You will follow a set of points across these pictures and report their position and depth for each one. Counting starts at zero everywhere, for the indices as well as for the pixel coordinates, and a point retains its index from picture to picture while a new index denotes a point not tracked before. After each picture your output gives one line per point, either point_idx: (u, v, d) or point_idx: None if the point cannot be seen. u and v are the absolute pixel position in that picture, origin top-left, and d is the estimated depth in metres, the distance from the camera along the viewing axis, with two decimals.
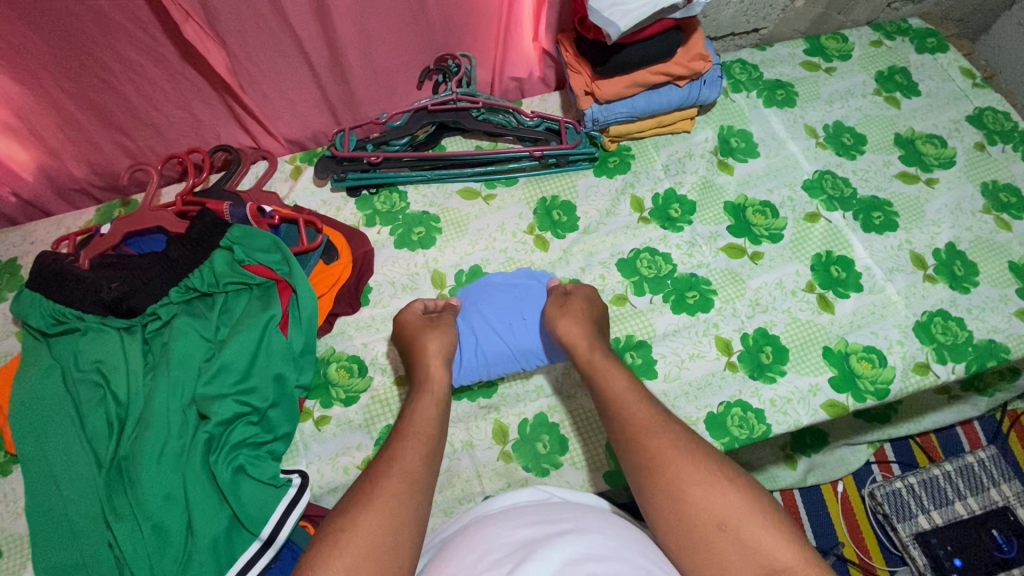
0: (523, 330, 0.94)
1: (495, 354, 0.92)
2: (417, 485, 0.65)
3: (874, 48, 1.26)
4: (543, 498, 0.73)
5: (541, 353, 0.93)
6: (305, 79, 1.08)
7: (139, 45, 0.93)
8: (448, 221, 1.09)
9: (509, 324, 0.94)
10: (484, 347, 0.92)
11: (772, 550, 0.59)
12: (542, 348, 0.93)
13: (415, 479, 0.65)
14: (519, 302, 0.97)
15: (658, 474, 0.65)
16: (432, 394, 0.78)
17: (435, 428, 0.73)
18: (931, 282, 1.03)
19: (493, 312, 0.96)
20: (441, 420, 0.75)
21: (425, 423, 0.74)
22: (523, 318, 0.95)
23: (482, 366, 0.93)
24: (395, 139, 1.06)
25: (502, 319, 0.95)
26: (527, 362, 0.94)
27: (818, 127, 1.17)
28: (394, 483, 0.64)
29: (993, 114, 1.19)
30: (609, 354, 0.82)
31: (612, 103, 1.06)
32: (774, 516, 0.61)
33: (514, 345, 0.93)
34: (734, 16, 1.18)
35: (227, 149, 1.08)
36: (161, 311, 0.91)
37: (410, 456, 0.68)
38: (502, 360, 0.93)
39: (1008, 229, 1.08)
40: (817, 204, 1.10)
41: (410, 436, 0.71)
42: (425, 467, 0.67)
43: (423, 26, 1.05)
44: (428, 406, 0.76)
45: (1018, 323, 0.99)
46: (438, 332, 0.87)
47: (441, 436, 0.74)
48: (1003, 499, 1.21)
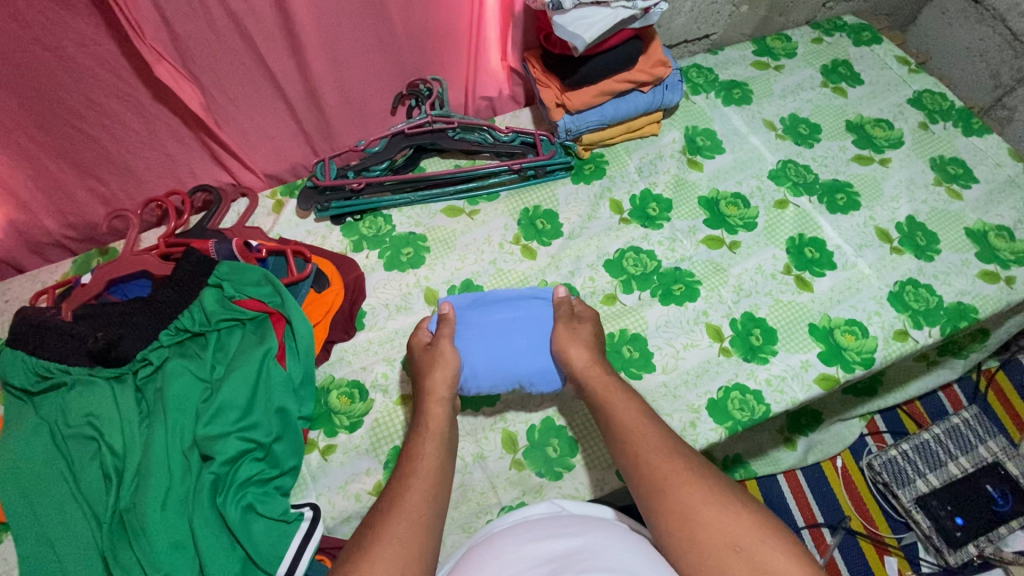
0: (524, 350, 0.89)
1: (494, 371, 0.88)
2: (419, 524, 0.66)
3: (815, 45, 1.35)
4: (554, 511, 0.74)
5: (545, 371, 0.89)
6: (280, 112, 1.09)
7: (111, 91, 0.94)
8: (435, 239, 1.10)
9: (512, 347, 0.89)
10: (487, 363, 0.88)
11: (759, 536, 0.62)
12: (541, 374, 0.89)
13: (420, 518, 0.67)
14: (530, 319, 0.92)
15: (677, 512, 0.66)
16: (438, 433, 0.79)
17: (439, 467, 0.74)
18: (898, 254, 1.09)
19: (499, 335, 0.90)
20: (446, 459, 0.76)
21: (432, 457, 0.75)
22: (527, 341, 0.90)
23: (481, 378, 0.88)
24: (375, 164, 1.08)
25: (505, 343, 0.89)
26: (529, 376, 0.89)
27: (775, 120, 1.23)
28: (400, 522, 0.66)
29: (931, 95, 1.29)
30: None
31: (583, 112, 1.10)
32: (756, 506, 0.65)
33: (514, 360, 0.88)
34: (686, 24, 1.25)
35: (206, 188, 1.07)
36: (152, 355, 0.89)
37: (415, 504, 0.68)
38: (502, 374, 0.88)
39: (959, 199, 1.16)
40: (784, 191, 1.15)
41: (415, 476, 0.72)
42: (426, 508, 0.68)
43: (392, 52, 1.08)
44: (428, 446, 0.76)
45: (981, 284, 1.07)
46: (428, 364, 0.86)
47: (447, 475, 0.74)
48: (992, 455, 1.26)
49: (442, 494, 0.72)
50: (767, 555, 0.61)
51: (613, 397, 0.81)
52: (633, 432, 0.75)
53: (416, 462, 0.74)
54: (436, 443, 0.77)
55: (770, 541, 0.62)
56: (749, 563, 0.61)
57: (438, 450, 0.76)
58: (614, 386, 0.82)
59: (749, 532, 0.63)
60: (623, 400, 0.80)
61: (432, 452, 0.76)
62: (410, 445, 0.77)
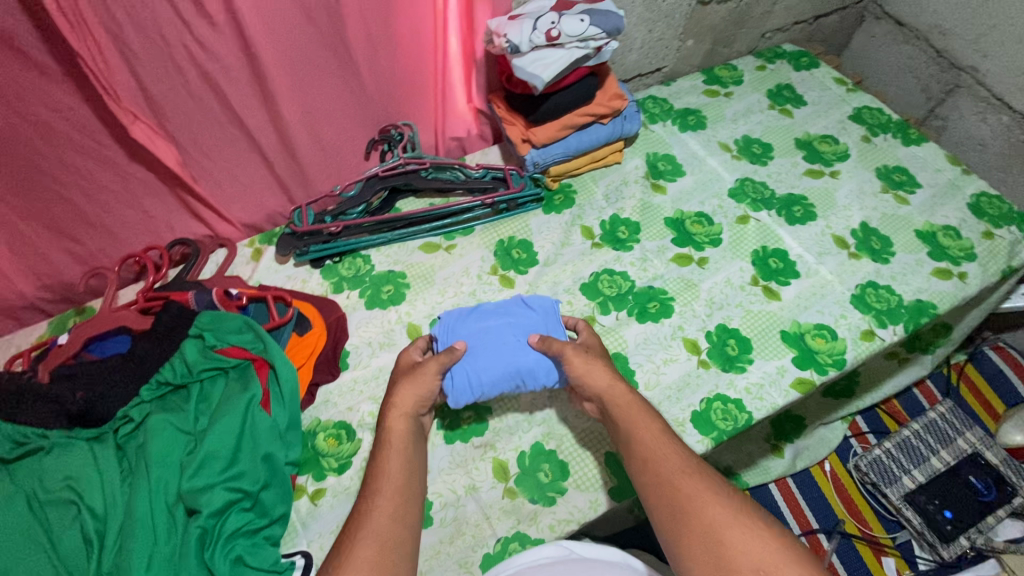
0: (511, 353, 0.93)
1: (488, 374, 0.91)
2: (391, 543, 0.69)
3: (760, 71, 1.45)
4: (563, 555, 0.79)
5: (540, 364, 0.92)
6: (255, 162, 1.12)
7: (87, 152, 0.95)
8: (414, 275, 1.12)
9: (500, 347, 0.93)
10: (481, 369, 0.91)
11: (786, 563, 0.64)
12: (536, 368, 0.92)
13: (394, 538, 0.70)
14: (516, 322, 0.97)
15: (700, 533, 0.68)
16: (403, 444, 0.80)
17: (408, 478, 0.77)
18: (856, 259, 1.15)
19: (485, 345, 0.94)
20: (417, 472, 0.79)
21: (398, 472, 0.77)
22: (516, 340, 0.95)
23: (480, 385, 0.91)
24: (352, 208, 1.11)
25: (491, 351, 0.93)
26: (526, 372, 0.92)
27: (729, 142, 1.31)
28: (369, 545, 0.68)
29: (870, 111, 1.39)
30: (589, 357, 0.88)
31: (548, 146, 1.16)
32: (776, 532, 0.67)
33: (508, 361, 0.92)
34: (638, 60, 1.33)
35: (183, 241, 1.10)
36: (133, 412, 0.88)
37: (386, 520, 0.71)
38: (499, 375, 0.91)
39: (906, 203, 1.24)
40: (744, 208, 1.21)
41: (382, 492, 0.74)
42: (397, 524, 0.71)
43: (361, 100, 1.13)
44: (393, 458, 0.78)
45: (936, 281, 1.13)
46: (404, 378, 0.87)
47: (417, 485, 0.77)
48: (970, 446, 1.29)
49: (413, 506, 0.75)
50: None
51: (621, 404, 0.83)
52: (654, 450, 0.77)
53: (384, 475, 0.76)
54: (402, 456, 0.79)
55: (794, 570, 0.63)
56: None
57: (405, 462, 0.78)
58: (624, 398, 0.83)
59: (775, 555, 0.65)
60: (629, 413, 0.82)
61: (400, 465, 0.78)
62: (376, 461, 0.78)
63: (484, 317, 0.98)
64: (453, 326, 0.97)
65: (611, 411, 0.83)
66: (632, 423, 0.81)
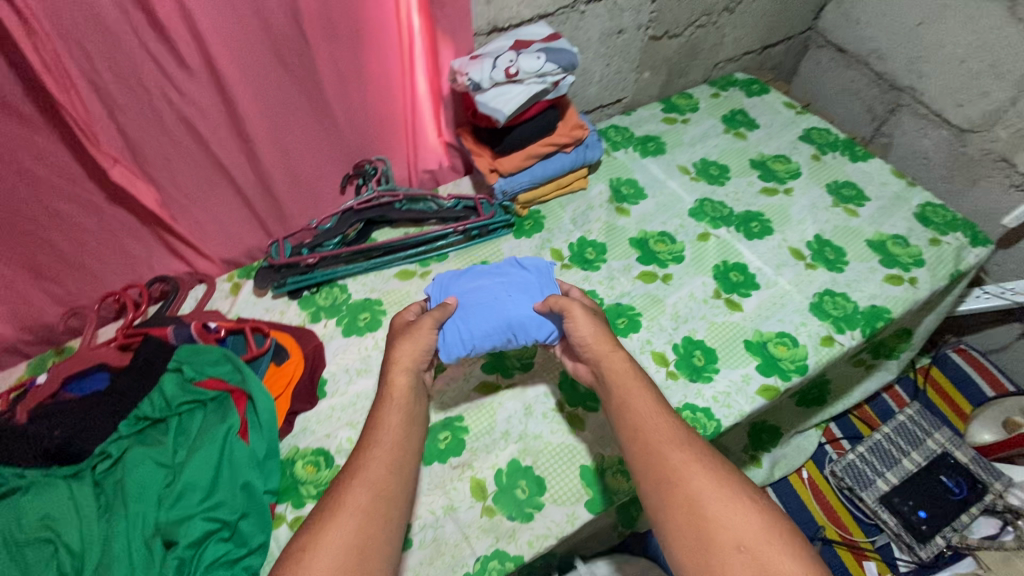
0: (502, 306, 0.97)
1: (481, 327, 0.95)
2: (383, 495, 0.72)
3: (714, 99, 1.54)
4: None
5: (533, 318, 0.96)
6: (233, 200, 1.17)
7: (69, 197, 0.99)
8: (390, 302, 1.15)
9: (493, 303, 0.97)
10: (474, 322, 0.95)
11: (772, 546, 0.65)
12: (529, 322, 0.96)
13: (384, 490, 0.72)
14: (510, 280, 1.01)
15: (683, 503, 0.70)
16: (403, 402, 0.82)
17: (405, 435, 0.79)
18: (812, 269, 1.21)
19: (476, 301, 0.98)
20: (415, 430, 0.81)
21: (397, 427, 0.79)
22: (510, 296, 0.99)
23: (473, 338, 0.95)
24: (328, 239, 1.15)
25: (482, 305, 0.97)
26: (519, 326, 0.96)
27: (688, 165, 1.38)
28: (362, 495, 0.71)
29: (819, 131, 1.48)
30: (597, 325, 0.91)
31: (515, 174, 1.21)
32: (759, 509, 0.69)
33: (502, 315, 0.96)
34: (598, 92, 1.41)
35: (162, 279, 1.14)
36: (111, 447, 0.89)
37: (380, 472, 0.74)
38: (493, 329, 0.96)
39: (857, 215, 1.31)
40: (704, 225, 1.28)
41: (379, 444, 0.77)
42: (391, 478, 0.74)
43: (335, 138, 1.18)
44: (394, 413, 0.81)
45: (889, 288, 1.19)
46: (403, 335, 0.90)
47: (414, 440, 0.79)
48: (940, 446, 1.33)
49: (408, 463, 0.77)
50: (773, 557, 0.64)
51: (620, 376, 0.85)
52: (643, 418, 0.79)
53: (381, 431, 0.78)
54: (399, 412, 0.81)
55: (776, 549, 0.65)
56: (751, 561, 0.64)
57: (404, 418, 0.81)
58: (622, 366, 0.86)
59: (758, 536, 0.66)
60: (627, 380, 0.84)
61: (398, 421, 0.80)
62: (375, 414, 0.81)
63: (476, 276, 1.03)
64: (446, 285, 1.02)
65: (608, 373, 0.86)
66: (623, 388, 0.83)
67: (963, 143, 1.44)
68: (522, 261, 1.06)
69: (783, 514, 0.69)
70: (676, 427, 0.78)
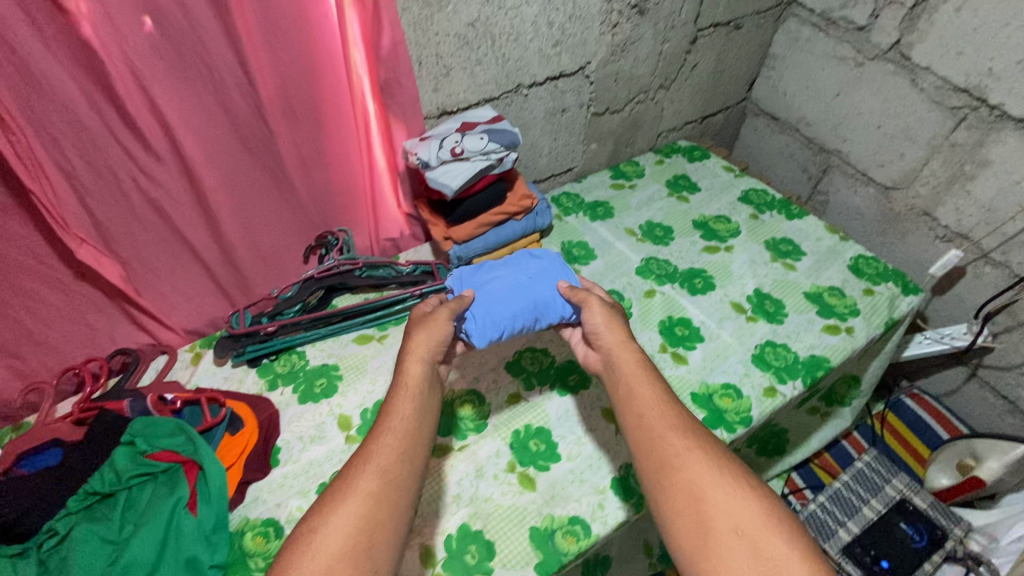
0: (525, 293, 1.06)
1: (508, 312, 1.03)
2: (393, 481, 0.77)
3: (659, 165, 1.66)
4: None
5: (553, 302, 1.06)
6: (199, 273, 1.22)
7: (35, 275, 1.03)
8: (347, 366, 1.19)
9: (516, 290, 1.06)
10: (502, 309, 1.03)
11: (767, 531, 0.72)
12: (550, 306, 1.05)
13: (395, 476, 0.77)
14: (528, 268, 1.11)
15: (685, 490, 0.77)
16: (415, 390, 0.87)
17: (414, 423, 0.84)
18: (753, 322, 1.27)
19: (499, 289, 1.06)
20: (426, 417, 0.86)
21: (409, 415, 0.84)
22: (531, 283, 1.08)
23: (502, 323, 1.03)
24: (288, 307, 1.20)
25: (505, 293, 1.05)
26: (542, 310, 1.05)
27: (635, 227, 1.48)
28: (372, 481, 0.76)
29: (757, 192, 1.59)
30: (612, 316, 1.00)
31: (469, 241, 1.29)
32: (757, 497, 0.75)
33: (525, 301, 1.05)
34: (549, 163, 1.52)
35: (124, 352, 1.17)
36: (59, 524, 0.88)
37: (389, 456, 0.79)
38: (519, 313, 1.04)
39: (794, 269, 1.39)
40: (650, 283, 1.35)
41: (392, 432, 0.82)
42: (401, 465, 0.79)
43: (298, 212, 1.25)
44: (407, 401, 0.86)
45: (827, 337, 1.25)
46: (418, 326, 0.95)
47: (425, 428, 0.85)
48: (898, 492, 1.34)
49: (420, 451, 0.82)
50: (769, 543, 0.70)
51: (629, 365, 0.92)
52: (647, 407, 0.86)
53: (390, 418, 0.84)
54: (410, 400, 0.86)
55: (771, 534, 0.71)
56: (747, 542, 0.71)
57: (417, 406, 0.86)
58: (628, 356, 0.94)
59: (753, 520, 0.73)
60: (634, 369, 0.92)
61: (409, 410, 0.85)
62: (390, 400, 0.86)
63: (493, 268, 1.12)
64: (465, 278, 1.11)
65: (617, 363, 0.94)
66: (631, 379, 0.90)
67: (890, 199, 1.55)
68: (535, 252, 1.16)
69: (780, 503, 0.75)
70: (680, 417, 0.85)
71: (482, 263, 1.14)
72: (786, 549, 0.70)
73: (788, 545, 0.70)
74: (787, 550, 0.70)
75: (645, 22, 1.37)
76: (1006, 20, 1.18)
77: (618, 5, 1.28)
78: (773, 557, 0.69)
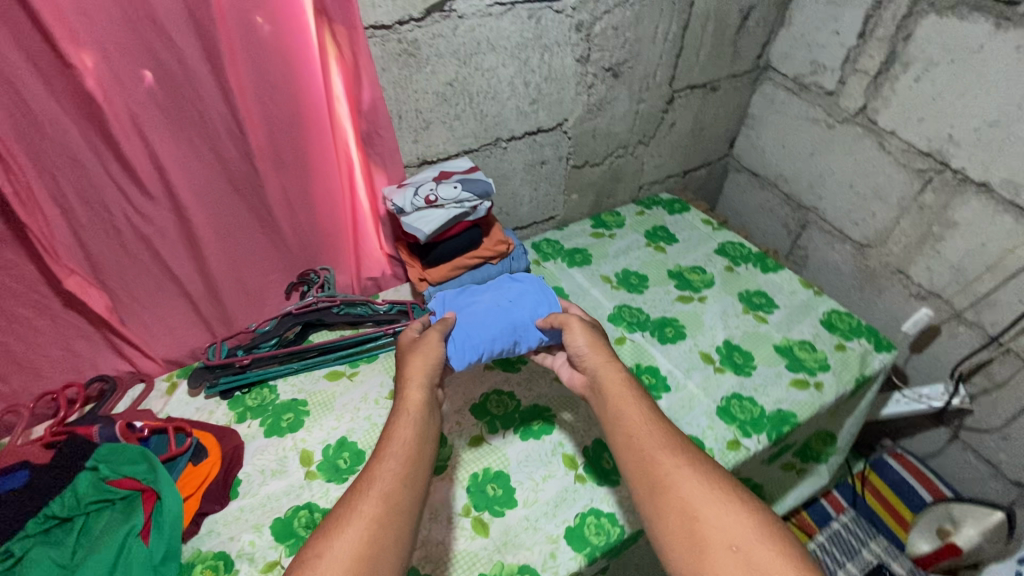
0: (504, 317, 1.11)
1: (488, 334, 1.08)
2: (395, 506, 0.77)
3: (639, 216, 1.71)
4: None
5: (531, 325, 1.11)
6: (183, 305, 1.27)
7: (24, 301, 1.08)
8: (315, 402, 1.21)
9: (496, 313, 1.12)
10: (482, 331, 1.08)
11: (765, 549, 0.71)
12: (528, 329, 1.11)
13: (397, 501, 0.78)
14: (508, 292, 1.17)
15: (678, 508, 0.77)
16: (415, 416, 0.89)
17: (416, 448, 0.85)
18: (721, 373, 1.28)
19: (479, 312, 1.12)
20: (426, 442, 0.87)
21: (410, 441, 0.86)
22: (510, 307, 1.13)
23: (482, 344, 1.08)
24: (264, 341, 1.25)
25: (484, 316, 1.11)
26: (520, 332, 1.11)
27: (610, 275, 1.51)
28: (374, 505, 0.77)
29: (734, 245, 1.62)
30: (596, 338, 1.02)
31: (444, 283, 1.33)
32: (751, 513, 0.75)
33: (504, 323, 1.10)
34: (530, 211, 1.59)
35: (103, 379, 1.22)
36: (16, 546, 0.89)
37: (390, 480, 0.80)
38: (498, 335, 1.09)
39: (765, 322, 1.41)
40: (621, 330, 1.37)
41: (394, 456, 0.83)
42: (402, 490, 0.79)
43: (283, 251, 1.32)
44: (407, 426, 0.88)
45: (794, 392, 1.25)
46: (414, 353, 0.99)
47: (425, 453, 0.86)
48: (876, 557, 1.30)
49: (421, 476, 0.82)
50: (766, 560, 0.70)
51: (611, 389, 0.94)
52: (636, 426, 0.87)
53: (391, 443, 0.85)
54: (411, 425, 0.88)
55: (769, 552, 0.71)
56: (745, 561, 0.70)
57: (417, 431, 0.87)
58: (613, 378, 0.96)
59: (749, 538, 0.72)
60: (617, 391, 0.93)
61: (409, 435, 0.87)
62: (390, 426, 0.88)
63: (475, 292, 1.18)
64: (448, 300, 1.17)
65: (603, 384, 0.95)
66: (619, 400, 0.92)
67: (865, 256, 1.58)
68: (516, 277, 1.23)
69: (774, 518, 0.76)
70: (668, 435, 0.86)
71: (465, 288, 1.21)
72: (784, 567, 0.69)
73: (784, 562, 0.70)
74: (786, 567, 0.69)
75: (620, 84, 1.45)
76: (961, 91, 1.23)
77: (592, 69, 1.37)
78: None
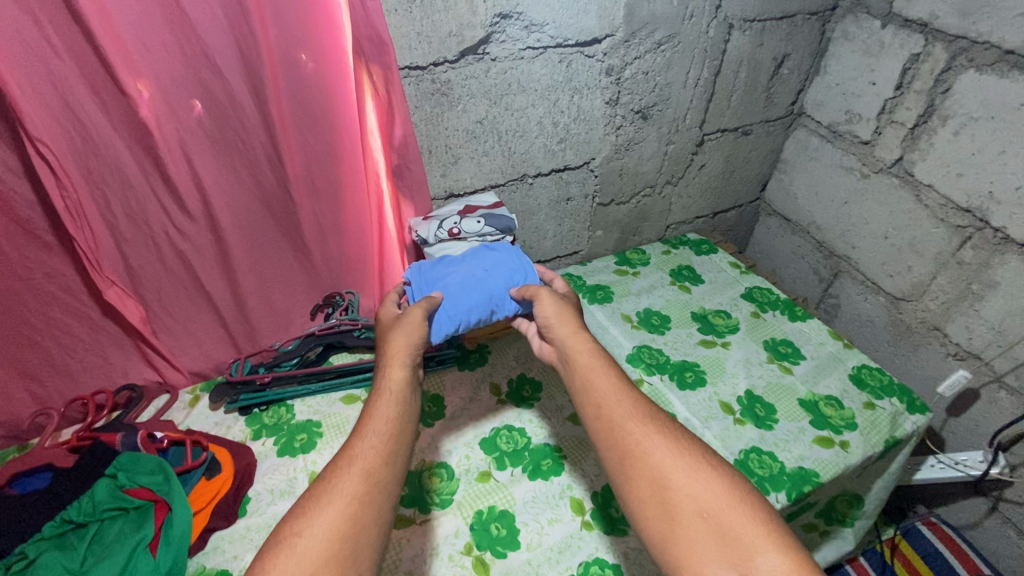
0: (480, 288, 1.12)
1: (464, 306, 1.10)
2: (375, 483, 0.80)
3: (665, 255, 1.70)
4: None
5: (504, 295, 1.14)
6: (212, 321, 1.32)
7: (67, 308, 1.15)
8: (329, 424, 1.23)
9: (471, 284, 1.13)
10: (458, 304, 1.10)
11: (733, 512, 0.77)
12: (502, 299, 1.14)
13: (378, 479, 0.80)
14: (483, 262, 1.17)
15: (649, 476, 0.82)
16: (395, 394, 0.91)
17: (396, 426, 0.87)
18: (740, 424, 1.24)
19: (455, 284, 1.12)
20: (404, 416, 0.89)
21: (388, 419, 0.87)
22: (485, 277, 1.14)
23: (457, 317, 1.10)
24: (285, 359, 1.30)
25: (460, 288, 1.12)
26: (494, 302, 1.13)
27: (631, 314, 1.50)
28: (353, 482, 0.79)
29: (761, 291, 1.59)
30: (569, 316, 1.05)
31: None
32: (715, 475, 0.82)
33: (479, 295, 1.12)
34: (554, 245, 1.61)
35: (132, 387, 1.30)
36: (30, 549, 0.94)
37: (370, 457, 0.82)
38: (474, 307, 1.11)
39: (790, 372, 1.37)
40: (639, 371, 1.35)
41: (375, 433, 0.85)
42: (381, 468, 0.81)
43: (311, 274, 1.36)
44: (387, 405, 0.89)
45: (818, 449, 1.20)
46: (394, 330, 0.99)
47: (404, 429, 0.88)
48: None
49: (401, 453, 0.85)
50: (734, 522, 0.76)
51: (584, 370, 0.97)
52: (609, 403, 0.92)
53: (371, 421, 0.87)
54: (390, 402, 0.89)
55: (737, 511, 0.77)
56: (712, 523, 0.77)
57: (398, 411, 0.89)
58: (585, 355, 0.99)
59: (717, 502, 0.79)
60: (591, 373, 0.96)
61: (388, 412, 0.88)
62: (370, 405, 0.89)
63: (449, 263, 1.17)
64: (423, 272, 1.17)
65: (575, 360, 0.99)
66: (590, 376, 0.96)
67: (900, 310, 1.52)
68: (490, 245, 1.23)
69: (741, 480, 0.82)
70: (638, 406, 0.91)
71: (438, 257, 1.20)
72: (748, 524, 0.76)
73: (750, 519, 0.77)
74: (753, 526, 0.76)
75: (649, 126, 1.46)
76: (1001, 147, 1.20)
77: (621, 111, 1.39)
78: (738, 535, 0.75)
